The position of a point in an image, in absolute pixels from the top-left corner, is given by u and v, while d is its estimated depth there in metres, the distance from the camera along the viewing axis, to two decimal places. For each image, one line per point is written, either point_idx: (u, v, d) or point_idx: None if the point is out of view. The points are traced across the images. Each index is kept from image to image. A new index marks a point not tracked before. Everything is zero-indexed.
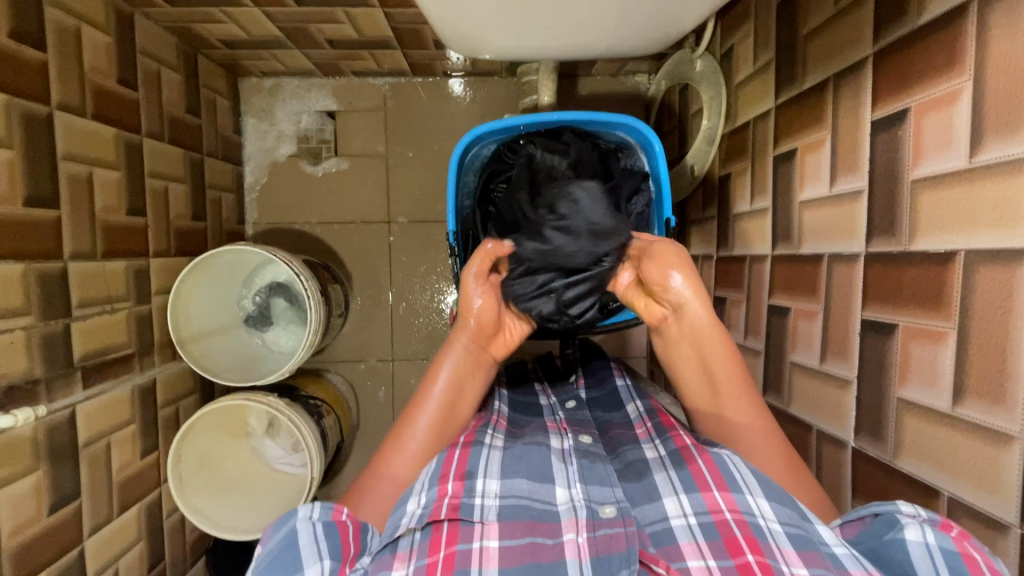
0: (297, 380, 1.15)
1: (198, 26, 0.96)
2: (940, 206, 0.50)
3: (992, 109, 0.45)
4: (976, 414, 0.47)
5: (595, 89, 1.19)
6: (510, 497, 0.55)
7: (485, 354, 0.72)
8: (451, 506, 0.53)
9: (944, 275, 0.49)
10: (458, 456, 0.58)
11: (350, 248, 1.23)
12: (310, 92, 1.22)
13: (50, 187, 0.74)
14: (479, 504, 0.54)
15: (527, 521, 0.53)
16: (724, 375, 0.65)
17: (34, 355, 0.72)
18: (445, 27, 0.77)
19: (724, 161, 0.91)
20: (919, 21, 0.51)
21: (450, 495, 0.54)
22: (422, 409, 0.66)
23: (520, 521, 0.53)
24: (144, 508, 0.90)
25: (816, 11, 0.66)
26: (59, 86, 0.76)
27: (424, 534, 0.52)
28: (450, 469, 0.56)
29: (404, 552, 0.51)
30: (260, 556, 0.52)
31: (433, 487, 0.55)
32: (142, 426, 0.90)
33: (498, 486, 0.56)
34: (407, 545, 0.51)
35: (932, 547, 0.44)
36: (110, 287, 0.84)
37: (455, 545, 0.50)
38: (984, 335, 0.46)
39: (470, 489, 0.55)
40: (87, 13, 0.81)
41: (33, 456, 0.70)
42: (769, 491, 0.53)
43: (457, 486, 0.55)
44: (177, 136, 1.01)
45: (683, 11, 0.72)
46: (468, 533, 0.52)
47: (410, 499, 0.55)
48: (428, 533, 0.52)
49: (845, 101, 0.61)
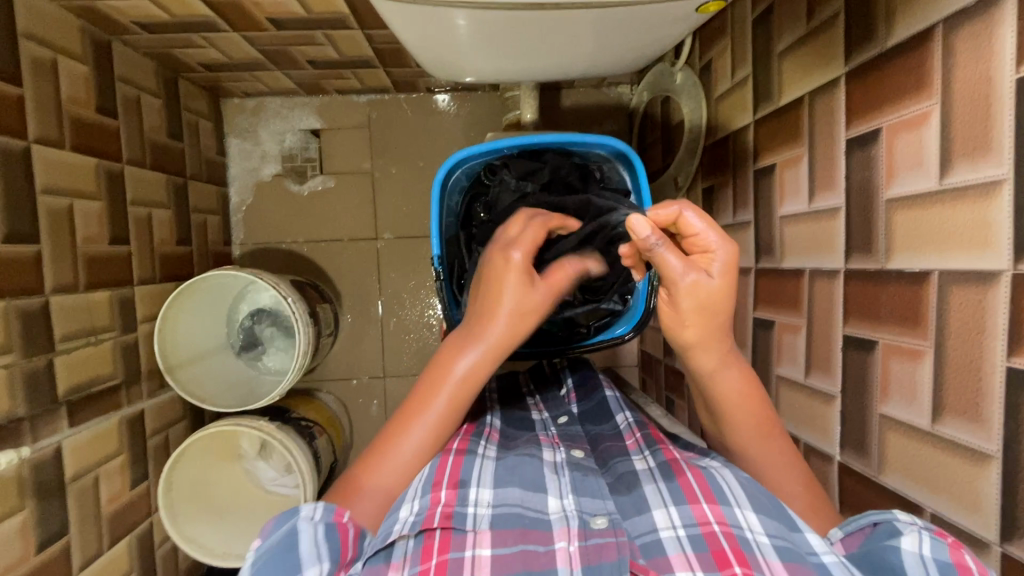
0: (288, 401, 1.15)
1: (177, 51, 0.96)
2: (913, 225, 0.50)
3: (960, 131, 0.46)
4: (956, 432, 0.47)
5: (578, 100, 1.19)
6: (502, 506, 0.55)
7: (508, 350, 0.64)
8: (443, 514, 0.52)
9: (919, 295, 0.50)
10: (451, 463, 0.58)
11: (338, 267, 1.23)
12: (294, 111, 1.22)
13: (29, 222, 0.74)
14: (472, 513, 0.54)
15: (520, 528, 0.52)
16: (742, 417, 0.60)
17: (18, 393, 0.71)
18: (424, 54, 0.77)
19: (706, 173, 0.91)
20: (889, 42, 0.52)
21: (443, 503, 0.54)
22: (443, 389, 0.62)
23: (512, 528, 0.52)
24: (135, 538, 0.89)
25: (790, 29, 0.67)
26: (35, 120, 0.75)
27: (417, 542, 0.51)
28: (443, 477, 0.56)
29: (398, 561, 0.51)
30: (259, 553, 0.51)
31: (426, 494, 0.55)
32: (131, 457, 0.90)
33: (490, 496, 0.56)
34: (401, 552, 0.51)
35: (926, 557, 0.45)
36: (94, 319, 0.84)
37: (447, 553, 0.50)
38: (959, 355, 0.46)
39: (464, 498, 0.55)
40: (62, 45, 0.80)
41: (19, 495, 0.70)
42: (757, 504, 0.53)
43: (450, 494, 0.55)
44: (160, 162, 1.01)
45: (659, 33, 0.73)
46: (460, 542, 0.51)
47: (403, 506, 0.55)
48: (422, 540, 0.51)
49: (819, 117, 0.62)
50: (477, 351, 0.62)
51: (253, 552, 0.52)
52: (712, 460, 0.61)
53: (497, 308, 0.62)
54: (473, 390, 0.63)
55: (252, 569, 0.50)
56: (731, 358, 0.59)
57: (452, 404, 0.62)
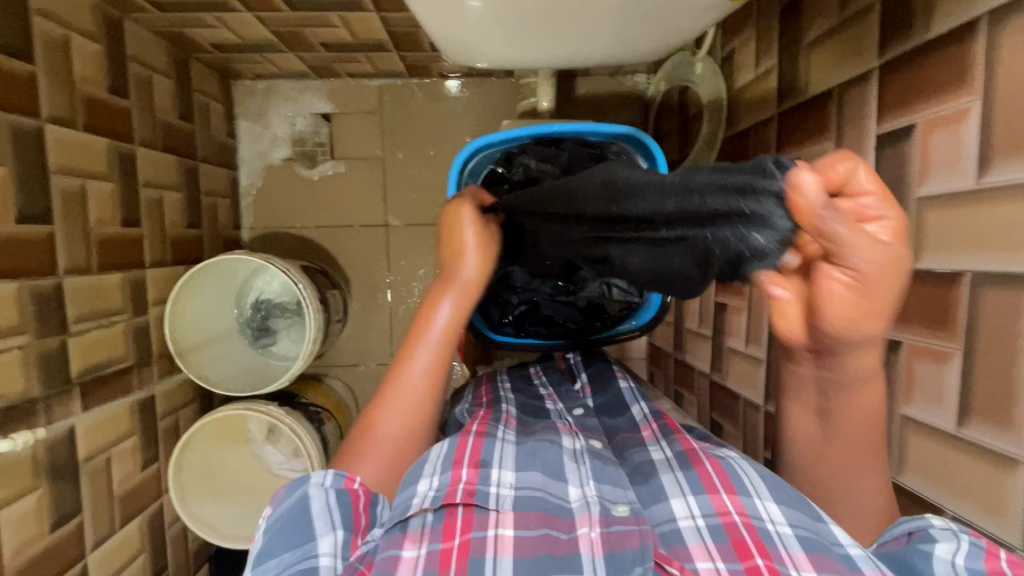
0: (296, 386, 1.15)
1: (190, 30, 0.94)
2: (945, 227, 0.49)
3: (1002, 128, 0.44)
4: (981, 436, 0.47)
5: (593, 89, 1.17)
6: (525, 489, 0.54)
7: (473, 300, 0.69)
8: (466, 491, 0.52)
9: (950, 296, 0.49)
10: (472, 444, 0.58)
11: (348, 253, 1.22)
12: (305, 94, 1.20)
13: (42, 203, 0.73)
14: (495, 493, 0.53)
15: (543, 513, 0.52)
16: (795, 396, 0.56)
17: (32, 373, 0.71)
18: (444, 38, 0.76)
19: (725, 166, 0.90)
20: (928, 35, 0.51)
21: (464, 481, 0.53)
22: (424, 340, 0.65)
23: (535, 513, 0.52)
24: (146, 518, 0.90)
25: (820, 20, 0.65)
26: (48, 98, 0.74)
27: (438, 517, 0.51)
28: (464, 456, 0.56)
29: (416, 532, 0.50)
30: (271, 522, 0.51)
31: (446, 471, 0.54)
32: (142, 438, 0.90)
33: (513, 478, 0.55)
34: (419, 526, 0.50)
35: (958, 565, 0.43)
36: (106, 300, 0.83)
37: (470, 532, 0.50)
38: (988, 359, 0.46)
39: (485, 478, 0.54)
40: (75, 22, 0.79)
41: (33, 475, 0.70)
42: (779, 495, 0.53)
43: (471, 473, 0.54)
44: (171, 144, 1.00)
45: (684, 22, 0.71)
46: (482, 522, 0.51)
47: (421, 479, 0.54)
48: (442, 517, 0.51)
49: (849, 112, 0.61)
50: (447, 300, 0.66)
51: (264, 521, 0.52)
52: (730, 452, 0.60)
53: (461, 252, 0.68)
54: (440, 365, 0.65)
55: (266, 538, 0.50)
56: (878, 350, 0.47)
57: (439, 351, 0.65)
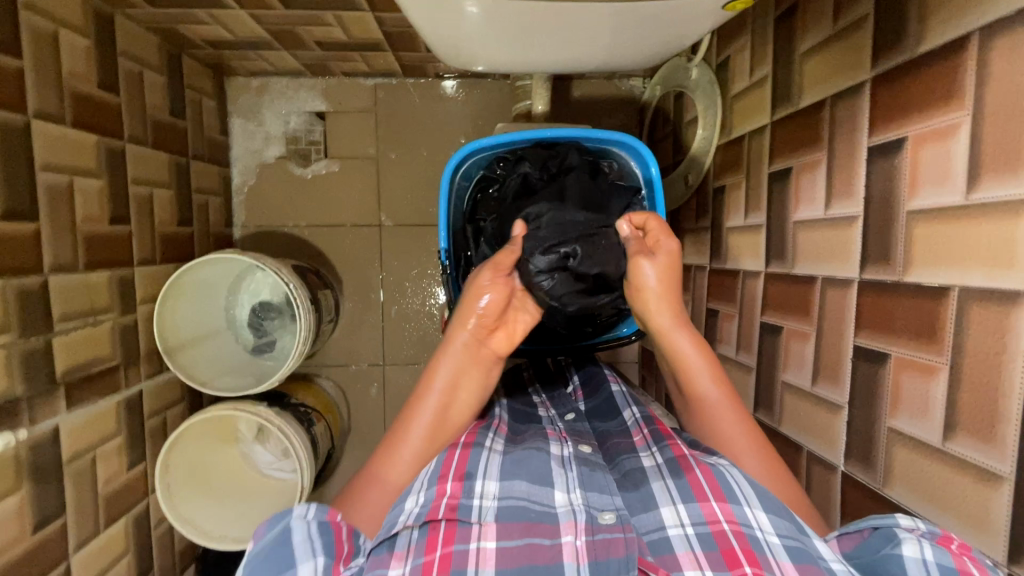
0: (286, 386, 1.14)
1: (182, 27, 0.93)
2: (934, 241, 0.49)
3: (992, 144, 0.44)
4: (967, 451, 0.47)
5: (588, 92, 1.17)
6: (509, 499, 0.54)
7: (486, 349, 0.67)
8: (449, 506, 0.52)
9: (937, 310, 0.49)
10: (458, 456, 0.57)
11: (340, 252, 1.22)
12: (299, 92, 1.19)
13: (28, 200, 0.72)
14: (477, 505, 0.53)
15: (524, 523, 0.51)
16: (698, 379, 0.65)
17: (15, 372, 0.70)
18: (438, 41, 0.76)
19: (718, 173, 0.90)
20: (921, 49, 0.50)
21: (448, 496, 0.53)
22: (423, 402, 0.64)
23: (518, 522, 0.51)
24: (131, 519, 0.89)
25: (814, 30, 0.65)
26: (35, 93, 0.73)
27: (422, 533, 0.51)
28: (449, 470, 0.55)
29: (402, 551, 0.50)
30: (252, 553, 0.51)
31: (432, 486, 0.54)
32: (129, 438, 0.89)
33: (497, 487, 0.55)
34: (405, 543, 0.50)
35: (929, 563, 0.44)
36: (92, 299, 0.82)
37: (452, 545, 0.49)
38: (974, 375, 0.46)
39: (469, 490, 0.54)
40: (65, 17, 0.78)
41: (15, 476, 0.69)
42: (767, 503, 0.53)
43: (455, 486, 0.54)
44: (162, 141, 0.99)
45: (678, 29, 0.71)
46: (466, 534, 0.50)
47: (408, 497, 0.54)
48: (425, 532, 0.51)
49: (841, 123, 0.61)
50: (448, 359, 0.66)
51: (246, 554, 0.52)
52: (720, 458, 0.59)
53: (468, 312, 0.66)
54: (446, 420, 0.64)
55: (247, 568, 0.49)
56: (683, 325, 0.67)
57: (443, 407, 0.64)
